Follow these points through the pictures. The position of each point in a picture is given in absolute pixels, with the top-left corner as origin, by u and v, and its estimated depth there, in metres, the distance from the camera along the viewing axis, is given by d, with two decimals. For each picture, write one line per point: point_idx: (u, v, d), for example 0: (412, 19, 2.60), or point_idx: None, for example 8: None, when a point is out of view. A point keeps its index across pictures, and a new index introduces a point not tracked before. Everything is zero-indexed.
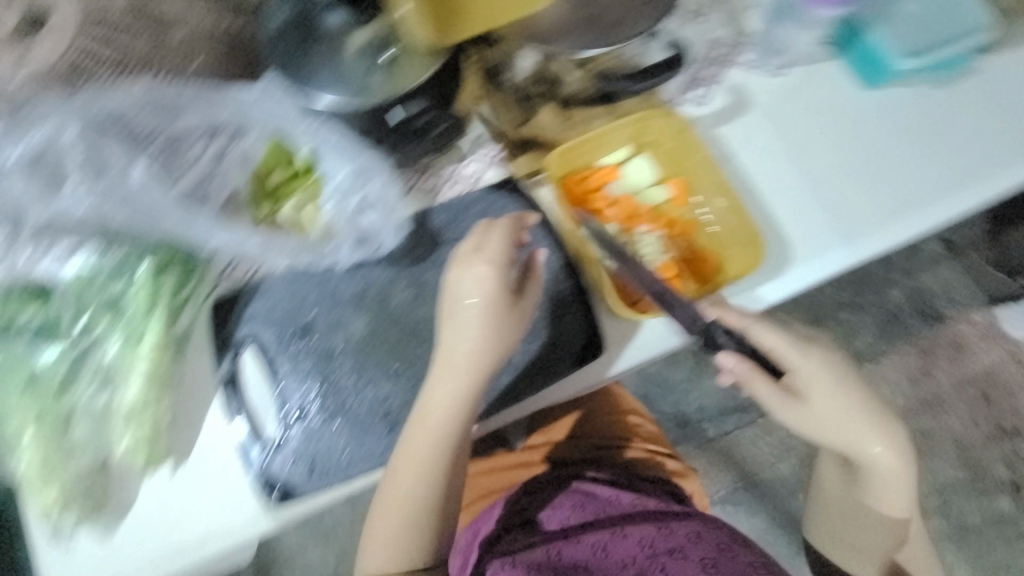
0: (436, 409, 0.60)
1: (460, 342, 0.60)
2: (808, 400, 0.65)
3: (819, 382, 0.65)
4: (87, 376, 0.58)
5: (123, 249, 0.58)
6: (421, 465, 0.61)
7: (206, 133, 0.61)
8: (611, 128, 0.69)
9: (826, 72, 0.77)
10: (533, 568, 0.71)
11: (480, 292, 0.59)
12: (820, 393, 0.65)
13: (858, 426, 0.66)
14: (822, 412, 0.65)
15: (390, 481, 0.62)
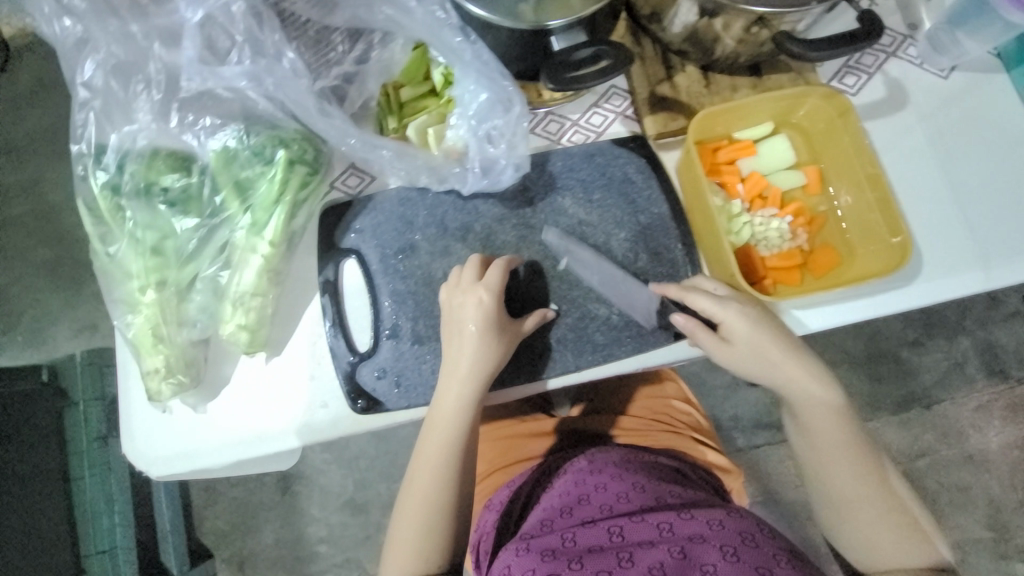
0: (451, 413, 0.61)
1: (460, 353, 0.60)
2: (749, 346, 0.61)
3: (747, 323, 0.60)
4: (210, 254, 0.60)
5: (261, 135, 0.58)
6: (446, 452, 0.61)
7: (352, 35, 0.60)
8: (759, 100, 0.65)
9: (991, 85, 0.71)
10: (548, 554, 0.61)
11: (480, 315, 0.60)
12: (747, 331, 0.60)
13: (814, 390, 0.62)
14: (766, 356, 0.61)
15: (417, 475, 0.62)
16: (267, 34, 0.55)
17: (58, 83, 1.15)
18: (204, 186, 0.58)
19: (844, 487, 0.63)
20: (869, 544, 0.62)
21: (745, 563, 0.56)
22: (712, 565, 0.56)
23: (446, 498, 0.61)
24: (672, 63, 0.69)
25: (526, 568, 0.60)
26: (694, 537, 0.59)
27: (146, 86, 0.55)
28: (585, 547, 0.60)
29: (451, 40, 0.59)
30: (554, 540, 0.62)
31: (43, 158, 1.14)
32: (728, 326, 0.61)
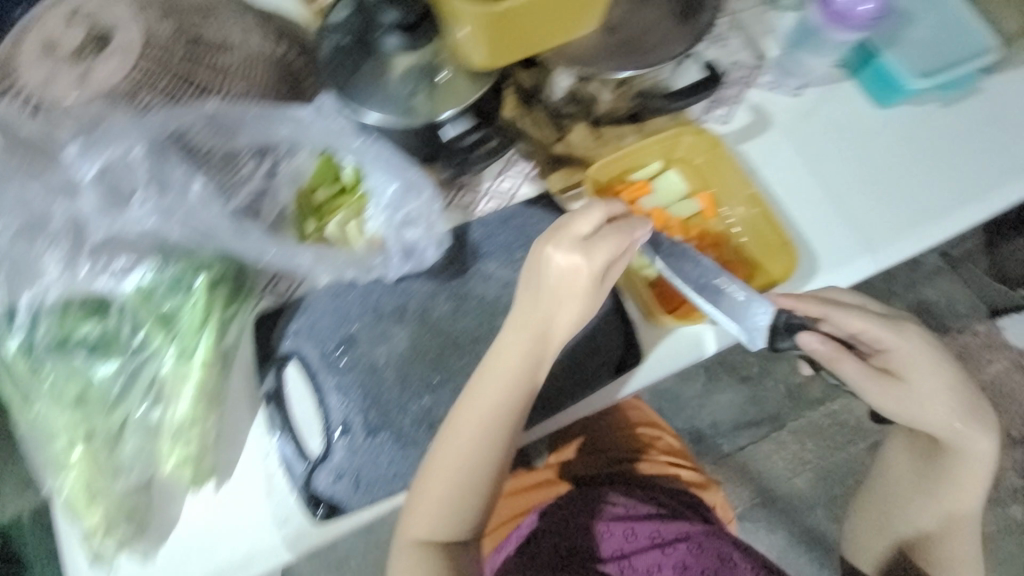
0: (500, 389, 0.60)
1: (536, 314, 0.60)
2: (908, 386, 0.65)
3: (920, 365, 0.65)
4: (139, 391, 0.58)
5: (180, 264, 0.58)
6: (481, 418, 0.60)
7: (258, 153, 0.63)
8: (643, 146, 0.73)
9: (840, 91, 0.80)
10: None
11: (562, 271, 0.58)
12: (909, 375, 0.65)
13: (892, 395, 0.65)
14: (946, 413, 0.65)
15: (452, 431, 0.60)
16: (171, 168, 0.58)
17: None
18: (124, 327, 0.58)
19: (893, 490, 0.75)
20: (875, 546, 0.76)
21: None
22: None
23: (477, 482, 0.60)
24: (564, 124, 0.75)
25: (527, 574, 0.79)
26: (677, 565, 0.78)
27: (52, 240, 0.56)
28: (582, 556, 0.79)
29: (352, 143, 0.64)
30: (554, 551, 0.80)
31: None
32: (887, 355, 0.66)
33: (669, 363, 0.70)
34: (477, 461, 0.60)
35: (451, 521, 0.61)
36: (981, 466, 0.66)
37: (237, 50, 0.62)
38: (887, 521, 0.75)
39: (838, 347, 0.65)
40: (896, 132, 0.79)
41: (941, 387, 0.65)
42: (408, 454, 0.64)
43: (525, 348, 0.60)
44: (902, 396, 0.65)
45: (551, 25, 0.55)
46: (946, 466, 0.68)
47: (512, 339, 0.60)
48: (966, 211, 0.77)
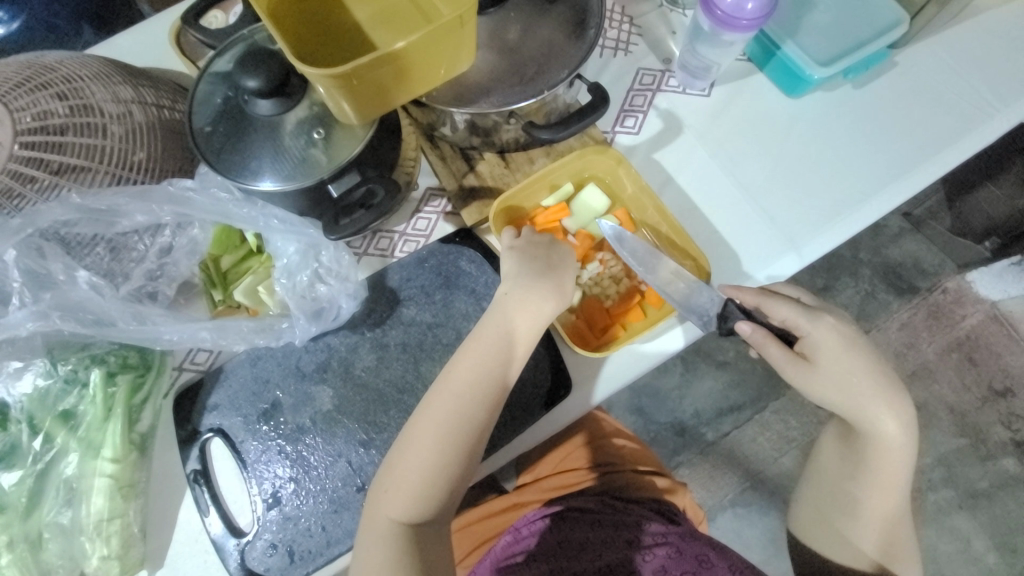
0: (482, 364, 0.58)
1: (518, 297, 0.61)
2: (826, 371, 0.61)
3: (835, 352, 0.61)
4: (51, 496, 0.56)
5: (71, 364, 0.58)
6: (470, 377, 0.58)
7: (149, 231, 0.61)
8: (549, 170, 0.71)
9: (749, 86, 0.80)
10: None
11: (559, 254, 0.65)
12: (825, 360, 0.61)
13: (824, 379, 0.61)
14: (871, 395, 0.61)
15: (438, 392, 0.58)
16: (53, 261, 0.57)
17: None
18: (24, 432, 0.56)
19: (840, 491, 0.66)
20: (841, 546, 0.66)
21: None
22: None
23: (459, 450, 0.56)
24: (471, 157, 0.74)
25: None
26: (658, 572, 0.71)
27: None
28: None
29: (241, 212, 0.62)
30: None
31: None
32: (811, 341, 0.61)
33: (628, 370, 0.68)
34: (461, 426, 0.57)
35: (424, 504, 0.56)
36: (897, 454, 0.62)
37: (114, 126, 0.58)
38: (831, 516, 0.67)
39: (768, 334, 0.61)
40: (808, 121, 0.78)
41: (862, 375, 0.61)
42: (341, 519, 0.62)
43: (510, 317, 0.60)
44: (816, 383, 0.61)
45: (446, 48, 0.55)
46: (866, 456, 0.63)
47: (497, 311, 0.61)
48: (888, 193, 0.75)
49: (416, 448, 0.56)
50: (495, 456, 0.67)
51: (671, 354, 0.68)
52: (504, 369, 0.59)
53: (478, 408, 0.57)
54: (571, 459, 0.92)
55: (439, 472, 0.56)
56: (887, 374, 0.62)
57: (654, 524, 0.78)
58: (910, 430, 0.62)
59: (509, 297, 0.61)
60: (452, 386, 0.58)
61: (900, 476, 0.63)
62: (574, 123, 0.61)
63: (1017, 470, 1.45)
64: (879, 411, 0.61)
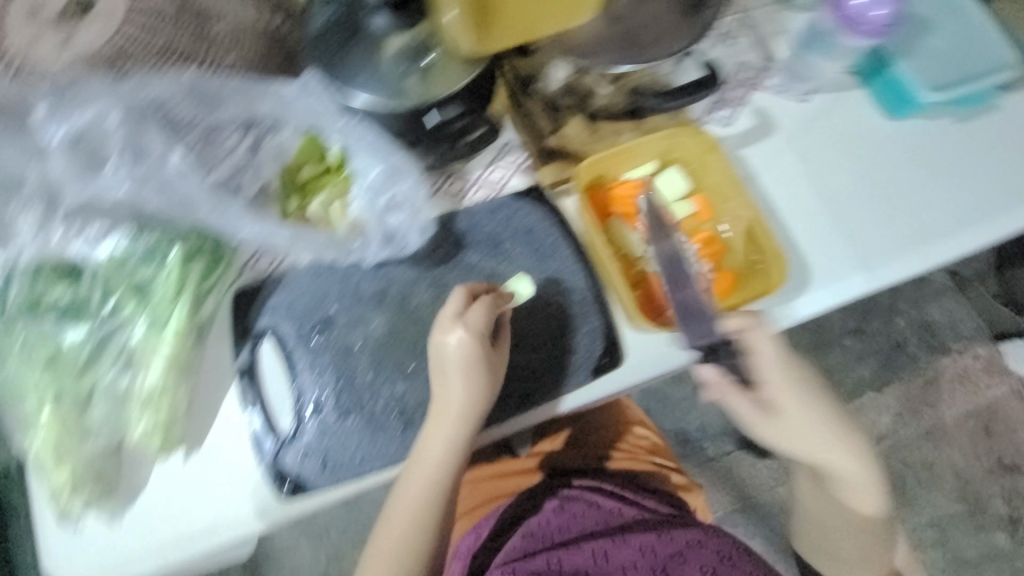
0: (422, 492, 0.63)
1: (452, 396, 0.61)
2: (788, 421, 0.67)
3: (791, 401, 0.67)
4: (110, 358, 0.58)
5: (155, 235, 0.59)
6: (442, 439, 0.61)
7: (243, 126, 0.62)
8: (637, 143, 0.71)
9: (848, 102, 0.78)
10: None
11: (459, 353, 0.60)
12: (797, 410, 0.67)
13: (784, 428, 0.68)
14: (837, 435, 0.68)
15: (418, 448, 0.62)
16: (149, 133, 0.58)
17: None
18: (96, 293, 0.58)
19: (821, 510, 0.76)
20: (822, 546, 0.78)
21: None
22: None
23: (441, 489, 0.63)
24: (560, 115, 0.72)
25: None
26: (673, 556, 0.77)
27: (27, 207, 0.56)
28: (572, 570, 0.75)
29: (335, 123, 0.64)
30: (543, 563, 0.75)
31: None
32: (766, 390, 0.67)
33: (681, 351, 0.67)
34: (439, 476, 0.62)
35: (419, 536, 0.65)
36: (860, 480, 0.70)
37: (221, 18, 0.60)
38: (828, 537, 0.77)
39: (732, 386, 0.68)
40: (901, 146, 0.76)
41: (821, 421, 0.67)
42: (377, 439, 0.63)
43: (486, 369, 0.62)
44: (779, 431, 0.68)
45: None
46: (830, 485, 0.72)
47: (430, 431, 0.62)
48: (945, 246, 0.73)
49: (406, 490, 0.63)
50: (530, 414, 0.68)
51: (723, 349, 0.67)
52: (459, 448, 0.62)
53: (436, 484, 0.63)
54: (584, 438, 0.94)
55: (424, 515, 0.64)
56: (844, 412, 0.70)
57: (646, 502, 0.84)
58: (873, 458, 0.70)
59: (435, 423, 0.61)
60: (400, 507, 0.64)
61: (866, 494, 0.71)
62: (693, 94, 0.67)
63: (1007, 546, 1.43)
64: (833, 451, 0.69)
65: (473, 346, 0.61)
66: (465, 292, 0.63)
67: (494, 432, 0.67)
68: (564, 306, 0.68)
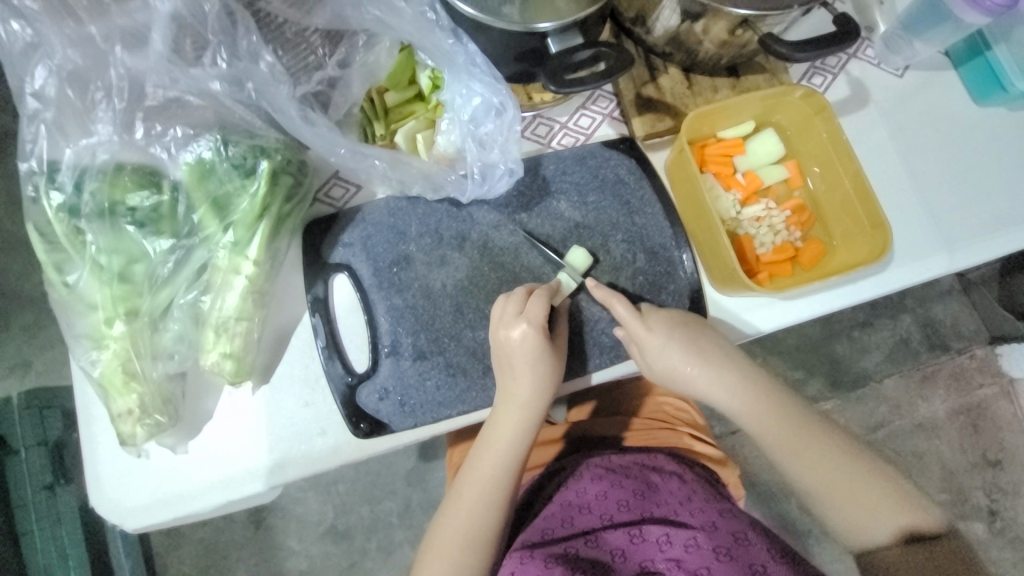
0: (492, 474, 0.58)
1: (518, 382, 0.58)
2: (658, 362, 0.61)
3: (658, 341, 0.60)
4: (185, 278, 0.55)
5: (242, 147, 0.54)
6: (513, 431, 0.58)
7: (333, 35, 0.56)
8: (742, 100, 0.67)
9: (939, 82, 0.75)
10: (553, 562, 0.54)
11: (524, 342, 0.57)
12: (659, 363, 0.61)
13: (671, 367, 0.61)
14: (708, 385, 0.62)
15: (483, 445, 0.59)
16: (243, 36, 0.48)
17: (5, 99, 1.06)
18: (178, 204, 0.54)
19: (805, 456, 0.60)
20: (840, 523, 0.59)
21: (740, 562, 0.54)
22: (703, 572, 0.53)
23: (504, 485, 0.58)
24: (656, 65, 0.69)
25: None
26: (690, 547, 0.55)
27: (106, 94, 0.49)
28: (587, 564, 0.55)
29: (442, 42, 0.56)
30: (557, 550, 0.56)
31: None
32: (649, 338, 0.61)
33: (763, 318, 0.67)
34: (507, 466, 0.58)
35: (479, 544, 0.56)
36: (747, 399, 0.61)
37: None
38: (847, 485, 0.59)
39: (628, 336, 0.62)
40: (989, 133, 0.75)
41: (686, 350, 0.61)
42: (456, 385, 0.61)
43: (554, 367, 0.59)
44: (684, 375, 0.61)
45: None
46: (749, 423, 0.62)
47: (501, 412, 0.59)
48: (1004, 238, 0.72)
49: (465, 493, 0.58)
50: (608, 373, 0.65)
51: (808, 318, 0.68)
52: (529, 431, 0.59)
53: (505, 471, 0.58)
54: (610, 410, 0.79)
55: (485, 516, 0.57)
56: (718, 356, 0.62)
57: (671, 482, 0.64)
58: (765, 405, 0.61)
59: (505, 405, 0.58)
60: (464, 491, 0.58)
61: (796, 430, 0.60)
62: (824, 48, 0.57)
63: None
64: (703, 374, 0.61)
65: (537, 339, 0.57)
66: (525, 291, 0.60)
67: (573, 387, 0.65)
68: (649, 270, 0.66)
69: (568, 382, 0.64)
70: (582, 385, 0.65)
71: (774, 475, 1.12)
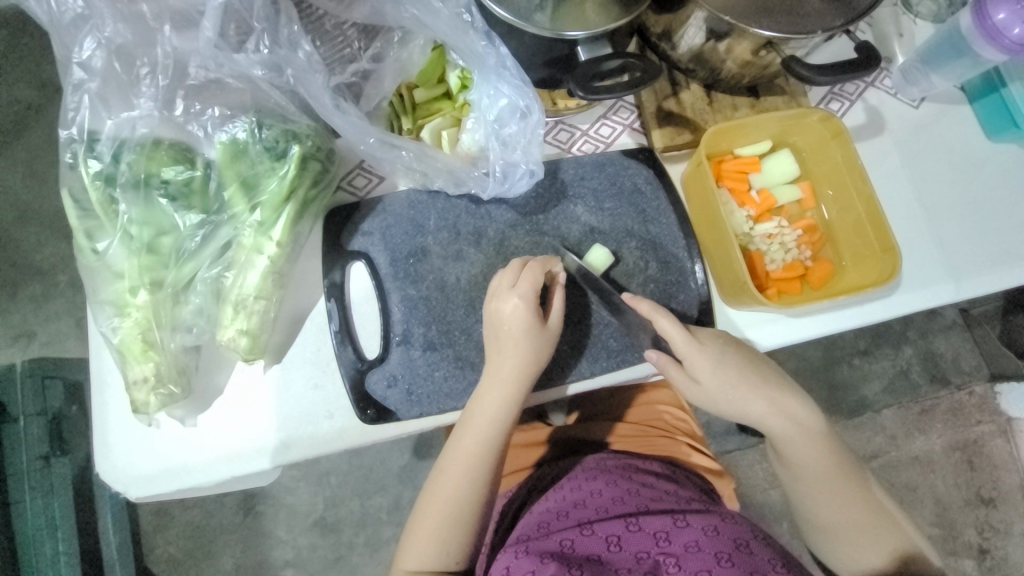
0: (475, 450, 0.58)
1: (505, 358, 0.58)
2: (704, 387, 0.61)
3: (706, 364, 0.60)
4: (211, 253, 0.57)
5: (274, 131, 0.56)
6: (496, 406, 0.58)
7: (370, 31, 0.58)
8: (762, 120, 0.68)
9: (953, 116, 0.77)
10: (548, 557, 0.54)
11: (513, 324, 0.57)
12: (710, 378, 0.60)
13: (720, 390, 0.61)
14: (750, 414, 0.62)
15: (467, 421, 0.58)
16: (285, 25, 0.50)
17: (36, 74, 1.08)
18: (210, 180, 0.55)
19: (831, 495, 0.62)
20: (841, 556, 0.62)
21: (740, 567, 0.52)
22: (703, 573, 0.51)
23: (487, 461, 0.58)
24: (677, 81, 0.71)
25: (526, 571, 0.53)
26: (689, 547, 0.54)
27: (151, 70, 0.50)
28: (582, 557, 0.54)
29: (475, 45, 0.57)
30: (553, 544, 0.55)
31: (17, 173, 1.07)
32: (693, 361, 0.60)
33: (771, 333, 0.68)
34: (490, 443, 0.58)
35: (460, 517, 0.57)
36: (794, 434, 0.62)
37: None
38: (863, 525, 0.62)
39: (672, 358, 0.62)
40: (999, 168, 0.76)
41: (733, 375, 0.61)
42: (462, 377, 0.62)
43: (542, 345, 0.58)
44: (725, 400, 0.61)
45: None
46: (787, 455, 0.63)
47: (485, 390, 0.58)
48: (1013, 272, 0.73)
49: (449, 468, 0.58)
50: (612, 377, 0.66)
51: (817, 336, 0.69)
52: (515, 410, 0.58)
53: (487, 452, 0.58)
54: (607, 415, 0.79)
55: (466, 492, 0.57)
56: (767, 378, 0.62)
57: (668, 486, 0.65)
58: (806, 439, 0.62)
59: (490, 382, 0.58)
60: (449, 465, 0.58)
61: (833, 467, 0.62)
62: (846, 73, 0.59)
63: None
64: (747, 404, 0.61)
65: (528, 320, 0.57)
66: (520, 264, 0.60)
67: (578, 388, 0.66)
68: (660, 279, 0.67)
69: (573, 382, 0.65)
70: (587, 387, 0.66)
71: (767, 496, 1.12)
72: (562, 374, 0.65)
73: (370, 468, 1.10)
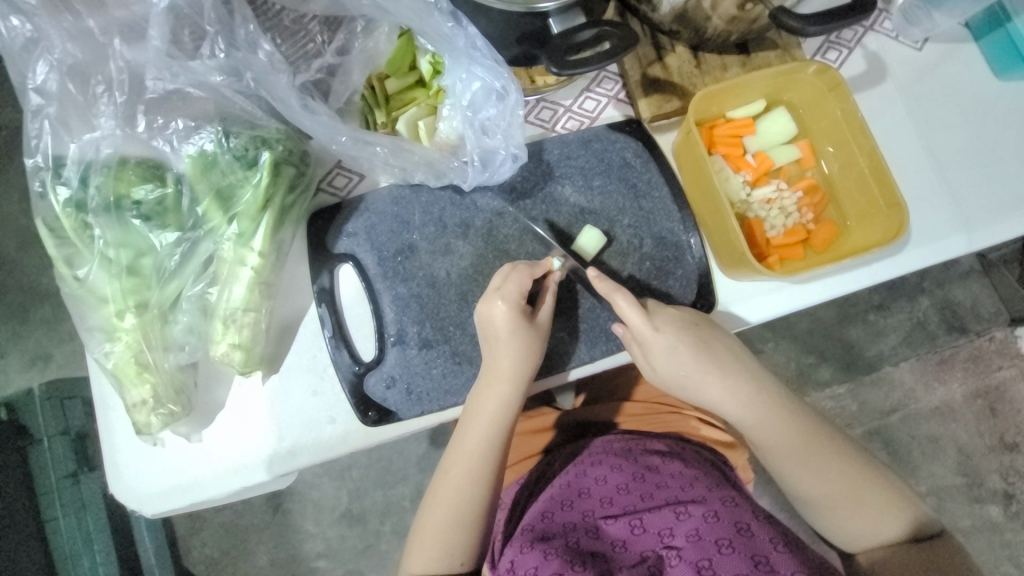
0: (479, 446, 0.57)
1: (498, 354, 0.57)
2: (662, 369, 0.61)
3: (664, 346, 0.59)
4: (193, 270, 0.56)
5: (243, 139, 0.54)
6: (494, 404, 0.57)
7: (331, 23, 0.55)
8: (754, 79, 0.64)
9: (960, 55, 0.72)
10: (552, 551, 0.54)
11: (507, 318, 0.56)
12: (669, 368, 0.60)
13: (686, 370, 0.60)
14: (714, 397, 0.61)
15: (466, 420, 0.58)
16: (239, 25, 0.48)
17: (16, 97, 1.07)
18: (182, 197, 0.54)
19: (821, 473, 0.60)
20: (845, 533, 0.61)
21: (740, 554, 0.52)
22: (703, 563, 0.52)
23: (490, 457, 0.58)
24: (662, 44, 0.67)
25: (530, 567, 0.54)
26: (690, 536, 0.54)
27: (107, 88, 0.49)
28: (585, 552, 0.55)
29: (441, 26, 0.54)
30: (556, 540, 0.55)
31: (11, 199, 1.07)
32: (652, 344, 0.59)
33: (768, 304, 0.66)
34: (494, 439, 0.58)
35: (466, 514, 0.57)
36: (769, 413, 0.61)
37: None
38: (858, 501, 0.60)
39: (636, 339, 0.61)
40: (1012, 106, 0.72)
41: (701, 353, 0.60)
42: (460, 373, 0.61)
43: (534, 339, 0.58)
44: (695, 381, 0.61)
45: None
46: (758, 439, 0.61)
47: (483, 387, 0.57)
48: None
49: (452, 467, 0.58)
50: (613, 360, 0.65)
51: (826, 300, 0.67)
52: (513, 407, 0.58)
53: (490, 448, 0.58)
54: (613, 396, 0.78)
55: (471, 489, 0.57)
56: (724, 361, 0.61)
57: (673, 465, 0.63)
58: (778, 415, 0.60)
59: (486, 380, 0.57)
60: (454, 463, 0.58)
61: (810, 444, 0.60)
62: (838, 21, 0.54)
63: None
64: (715, 383, 0.61)
65: (517, 314, 0.56)
66: (509, 267, 0.58)
67: (579, 374, 0.65)
68: (657, 255, 0.65)
69: (573, 368, 0.64)
70: (587, 372, 0.65)
71: None
72: (562, 361, 0.64)
73: (389, 460, 1.11)
